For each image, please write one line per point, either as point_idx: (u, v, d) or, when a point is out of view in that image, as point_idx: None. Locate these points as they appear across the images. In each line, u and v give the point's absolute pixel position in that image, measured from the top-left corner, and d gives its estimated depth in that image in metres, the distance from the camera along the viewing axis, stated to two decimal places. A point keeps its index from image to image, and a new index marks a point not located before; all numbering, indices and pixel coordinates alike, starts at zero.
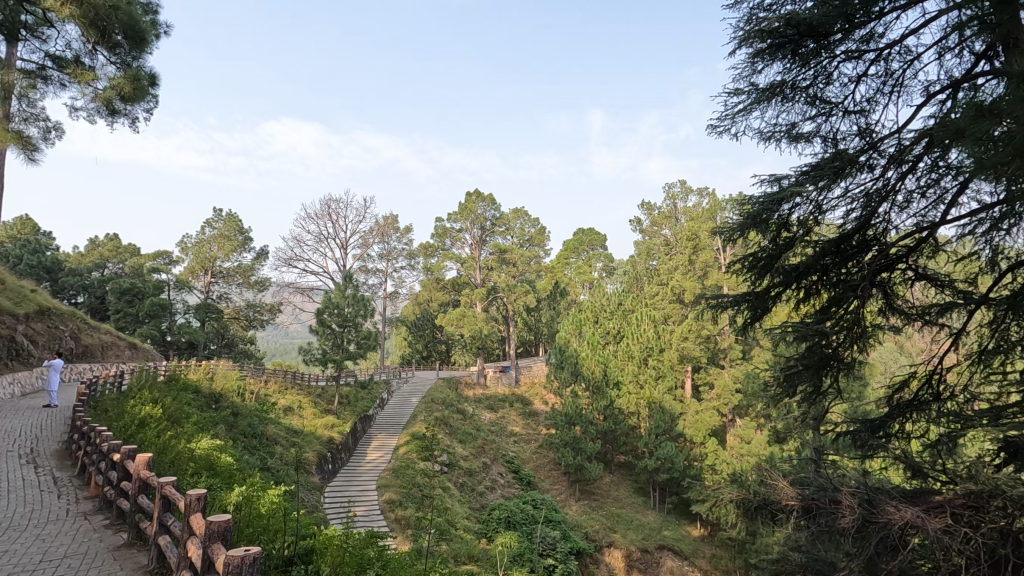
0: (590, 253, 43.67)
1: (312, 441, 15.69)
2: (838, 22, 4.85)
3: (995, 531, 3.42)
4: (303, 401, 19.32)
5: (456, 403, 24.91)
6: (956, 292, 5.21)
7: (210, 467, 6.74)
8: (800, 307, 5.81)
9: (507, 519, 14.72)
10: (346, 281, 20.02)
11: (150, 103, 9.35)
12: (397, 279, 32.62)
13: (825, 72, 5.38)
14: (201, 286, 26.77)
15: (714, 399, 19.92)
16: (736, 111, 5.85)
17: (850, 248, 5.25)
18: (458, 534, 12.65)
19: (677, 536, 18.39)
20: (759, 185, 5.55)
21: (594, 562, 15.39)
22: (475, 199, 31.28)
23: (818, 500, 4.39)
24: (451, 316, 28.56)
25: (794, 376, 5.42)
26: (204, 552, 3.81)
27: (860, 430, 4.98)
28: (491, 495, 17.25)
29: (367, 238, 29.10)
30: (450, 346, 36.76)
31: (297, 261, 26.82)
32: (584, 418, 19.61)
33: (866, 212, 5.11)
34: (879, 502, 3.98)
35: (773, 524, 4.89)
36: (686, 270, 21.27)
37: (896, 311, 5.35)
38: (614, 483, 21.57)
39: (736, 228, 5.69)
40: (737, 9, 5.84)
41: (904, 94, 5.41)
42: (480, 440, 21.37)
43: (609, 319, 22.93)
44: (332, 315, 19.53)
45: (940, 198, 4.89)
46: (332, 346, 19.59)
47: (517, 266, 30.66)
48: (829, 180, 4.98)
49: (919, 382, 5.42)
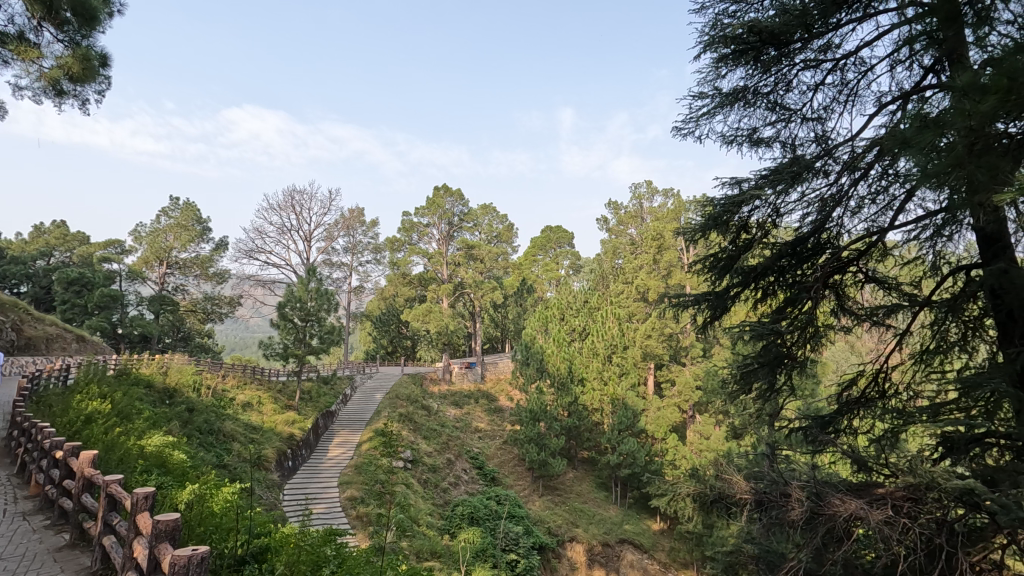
0: (557, 250, 44.02)
1: (271, 438, 15.30)
2: (797, 30, 5.00)
3: (932, 522, 3.60)
4: (263, 397, 18.84)
5: (420, 399, 24.69)
6: (901, 294, 5.43)
7: (162, 464, 6.51)
8: (757, 307, 5.98)
9: (471, 515, 14.66)
10: (310, 274, 19.60)
11: (101, 84, 8.92)
12: (362, 274, 32.19)
13: (785, 79, 5.56)
14: (154, 277, 25.72)
15: (675, 396, 20.39)
16: (700, 114, 5.99)
17: (806, 250, 5.45)
18: (421, 531, 12.64)
19: (637, 530, 18.74)
20: (721, 187, 5.69)
21: (556, 556, 15.67)
22: (443, 193, 30.95)
23: (770, 493, 4.52)
24: (417, 311, 28.32)
25: (750, 374, 5.59)
26: (150, 553, 3.68)
27: (811, 426, 5.18)
28: (455, 491, 17.25)
29: (332, 231, 28.54)
30: (415, 342, 36.47)
31: (258, 253, 26.13)
32: (548, 414, 19.75)
33: (821, 215, 5.29)
34: (825, 494, 4.10)
35: (728, 518, 5.01)
36: (650, 270, 21.79)
37: (847, 311, 5.53)
38: (577, 478, 21.87)
39: (697, 229, 5.83)
40: (703, 15, 5.97)
41: (857, 103, 5.64)
42: (445, 436, 21.27)
43: (575, 317, 23.12)
44: (294, 309, 19.04)
45: (889, 204, 5.10)
46: (294, 341, 19.17)
47: (484, 262, 30.89)
48: (786, 184, 5.16)
49: (866, 379, 5.63)
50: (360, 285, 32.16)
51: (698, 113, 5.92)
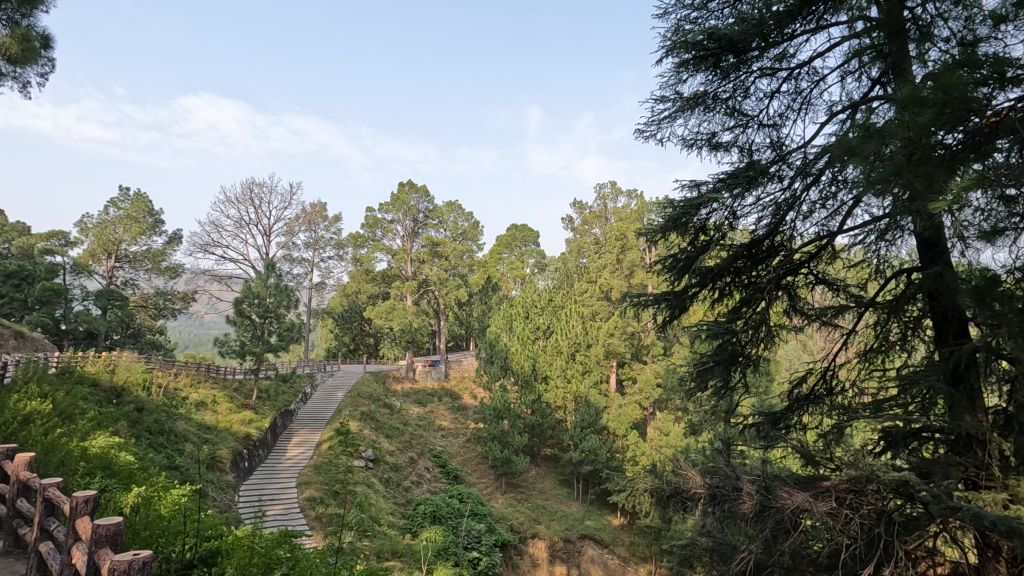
0: (522, 249, 44.24)
1: (227, 438, 14.83)
2: (755, 39, 5.16)
3: (872, 512, 3.77)
4: (218, 395, 18.22)
5: (383, 398, 24.36)
6: (848, 296, 5.67)
7: (106, 467, 6.24)
8: (714, 307, 6.15)
9: (433, 514, 14.57)
10: (269, 270, 19.08)
11: (44, 66, 8.46)
12: (324, 269, 31.55)
13: (743, 85, 5.72)
14: (102, 271, 24.52)
15: (636, 394, 20.75)
16: (662, 117, 6.12)
17: (760, 251, 5.62)
18: (382, 530, 12.53)
19: (598, 525, 18.98)
20: (680, 189, 5.82)
21: (518, 553, 15.77)
22: (408, 189, 30.57)
23: (722, 487, 4.65)
24: (380, 308, 27.93)
25: (706, 371, 5.76)
26: (89, 559, 3.52)
27: (764, 423, 5.41)
28: (417, 490, 17.13)
29: (292, 226, 27.86)
30: (378, 340, 36.00)
31: (215, 247, 25.28)
32: (511, 412, 19.84)
33: (774, 219, 5.48)
34: (774, 488, 4.25)
35: (683, 512, 5.13)
36: (614, 269, 22.11)
37: (798, 312, 5.73)
38: (539, 475, 22.01)
39: (657, 231, 5.94)
40: (665, 20, 6.09)
41: (810, 111, 5.86)
42: (407, 435, 21.06)
43: (540, 315, 22.94)
44: (252, 305, 18.47)
45: (837, 210, 5.32)
46: (252, 338, 18.58)
47: (449, 259, 30.72)
48: (742, 188, 5.33)
49: (814, 377, 5.86)
50: (322, 281, 31.52)
51: (660, 116, 6.05)
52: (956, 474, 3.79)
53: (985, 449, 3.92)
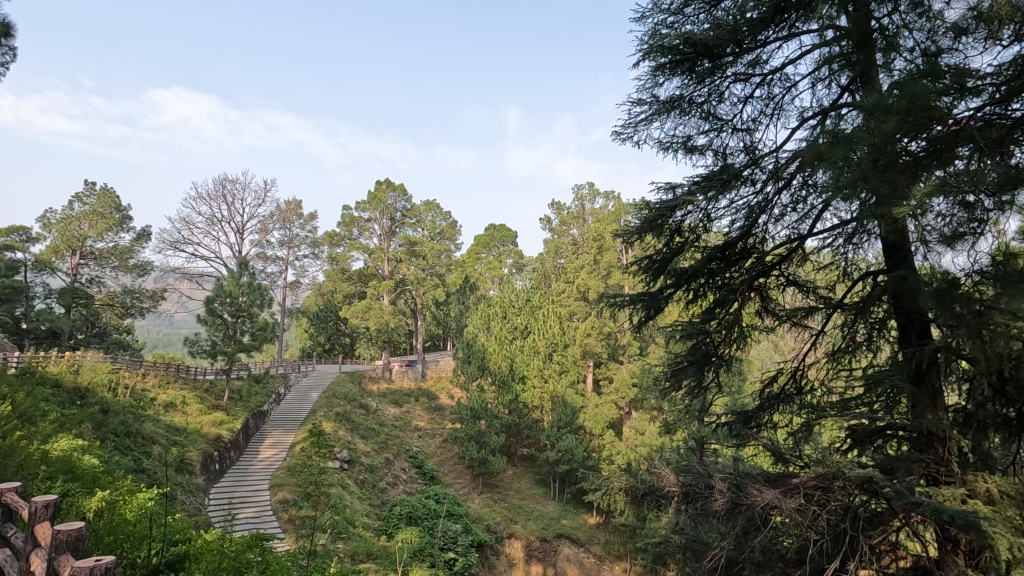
0: (500, 249, 44.28)
1: (197, 440, 14.49)
2: (729, 44, 5.26)
3: (840, 508, 3.84)
4: (188, 396, 17.77)
5: (359, 398, 24.11)
6: (818, 297, 5.81)
7: (68, 471, 6.04)
8: (689, 307, 6.24)
9: (409, 515, 14.46)
10: (242, 268, 18.71)
11: (5, 54, 8.15)
12: (299, 268, 31.06)
13: (718, 90, 5.83)
14: (66, 268, 23.71)
15: (613, 393, 20.96)
16: (639, 120, 6.19)
17: (734, 253, 5.72)
18: (357, 532, 12.40)
19: (574, 524, 19.09)
20: (656, 191, 5.90)
21: (494, 553, 15.76)
22: (385, 188, 30.27)
23: (695, 485, 4.73)
24: (356, 307, 27.58)
25: (680, 371, 5.85)
26: (49, 565, 3.40)
27: (736, 422, 5.52)
28: (393, 491, 16.99)
29: (266, 223, 27.35)
30: (354, 340, 35.60)
31: (185, 245, 24.67)
32: (488, 412, 19.83)
33: (747, 221, 5.58)
34: (745, 485, 4.32)
35: (657, 510, 5.19)
36: (591, 270, 22.31)
37: (770, 312, 5.84)
38: (516, 475, 22.04)
39: (634, 231, 6.00)
40: (642, 24, 6.17)
41: (782, 117, 5.99)
42: (383, 436, 20.87)
43: (517, 315, 22.84)
44: (224, 304, 18.08)
45: (807, 213, 5.45)
46: (223, 338, 18.18)
47: (427, 259, 30.52)
48: (716, 191, 5.43)
49: (785, 377, 5.99)
50: (296, 280, 31.03)
51: (637, 118, 6.12)
52: (917, 470, 3.93)
53: (945, 446, 4.08)
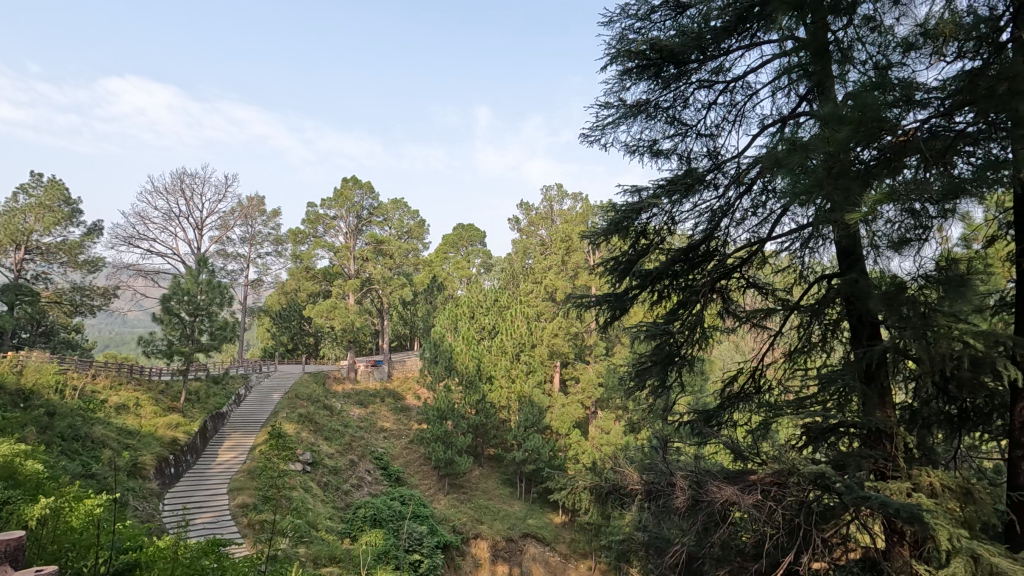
0: (468, 249, 44.21)
1: (151, 443, 13.95)
2: (694, 51, 5.37)
3: (795, 503, 3.96)
4: (141, 398, 17.07)
5: (323, 399, 23.67)
6: (776, 299, 6.00)
7: (9, 477, 5.72)
8: (653, 308, 6.34)
9: (373, 517, 14.27)
10: (201, 266, 18.13)
11: None
12: (261, 266, 30.29)
13: (682, 96, 5.95)
14: (10, 263, 22.17)
15: (579, 393, 21.18)
16: (606, 123, 6.27)
17: (697, 255, 5.84)
18: (320, 536, 12.18)
19: (540, 523, 19.20)
20: (622, 194, 5.98)
21: (460, 554, 15.71)
22: (352, 185, 29.77)
23: (657, 483, 4.79)
24: (321, 307, 27.00)
25: (644, 371, 5.95)
26: None
27: (698, 421, 5.66)
28: (358, 493, 16.74)
29: (227, 219, 26.54)
30: (318, 339, 34.89)
31: (140, 240, 23.72)
32: (455, 413, 19.74)
33: (710, 225, 5.72)
34: (705, 482, 4.40)
35: (621, 508, 5.25)
36: (559, 270, 22.56)
37: (731, 314, 5.98)
38: (483, 476, 22.01)
39: (600, 233, 6.07)
40: (610, 28, 6.24)
41: (744, 124, 6.16)
42: (348, 437, 20.52)
43: (485, 315, 22.57)
44: (181, 302, 17.46)
45: (767, 218, 5.62)
46: (180, 337, 17.55)
47: (394, 258, 30.19)
48: (680, 195, 5.54)
49: (744, 377, 6.17)
50: (259, 278, 30.24)
51: (604, 121, 6.20)
52: (866, 466, 4.10)
53: (892, 442, 4.27)
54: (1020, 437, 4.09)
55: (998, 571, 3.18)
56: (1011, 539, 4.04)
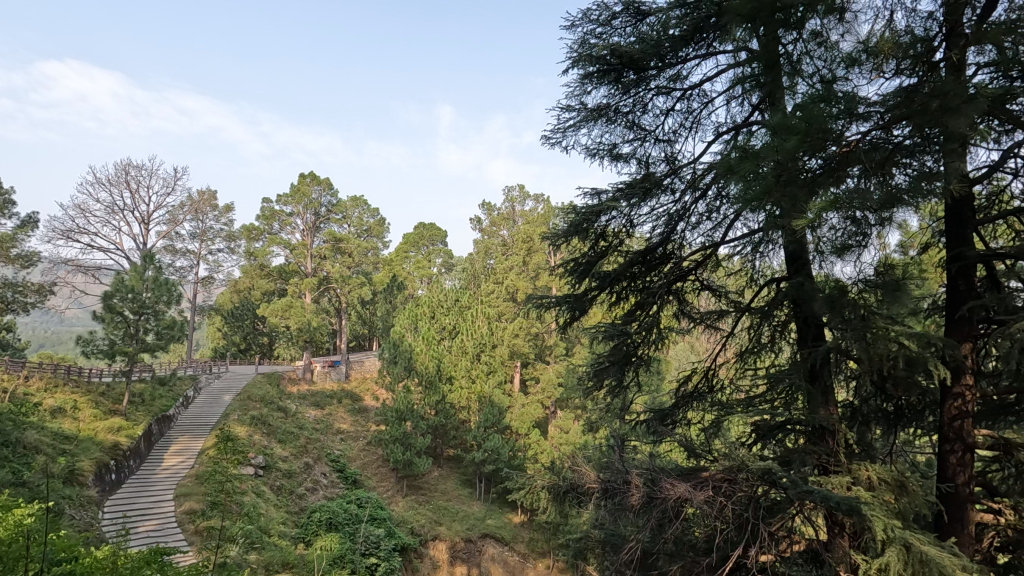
0: (429, 248, 43.89)
1: (90, 448, 13.22)
2: (653, 58, 5.50)
3: (744, 498, 4.10)
4: (80, 401, 16.15)
5: (276, 401, 23.01)
6: (728, 301, 6.21)
7: None
8: (611, 309, 6.44)
9: (329, 522, 13.97)
10: (146, 262, 17.35)
11: None
12: (212, 263, 29.22)
13: (642, 101, 6.08)
14: None
15: (539, 393, 21.34)
16: (567, 125, 6.33)
17: (654, 258, 5.97)
18: (272, 541, 11.84)
19: (499, 523, 19.22)
20: (582, 197, 6.06)
21: (418, 556, 15.54)
22: (309, 181, 29.03)
23: (614, 481, 4.87)
24: (275, 306, 26.22)
25: (602, 371, 6.04)
26: None
27: (653, 419, 5.79)
28: (312, 497, 16.34)
29: (176, 213, 25.45)
30: (273, 339, 33.84)
31: (80, 234, 22.45)
32: (414, 414, 19.53)
33: (667, 228, 5.86)
34: (659, 480, 4.50)
35: (578, 506, 5.31)
36: (520, 271, 22.71)
37: (686, 315, 6.14)
38: (442, 477, 21.88)
39: (560, 234, 6.12)
40: (572, 33, 6.31)
41: (699, 130, 6.34)
42: (303, 439, 20.02)
43: (446, 315, 22.31)
44: (124, 300, 16.64)
45: (720, 222, 5.80)
46: (123, 336, 16.67)
47: (353, 256, 29.61)
48: (639, 198, 5.66)
49: (698, 376, 6.35)
50: (209, 276, 29.17)
51: (565, 124, 6.26)
52: (811, 461, 4.28)
53: (834, 438, 4.46)
54: (948, 432, 4.37)
55: (928, 559, 3.39)
56: (940, 528, 4.32)
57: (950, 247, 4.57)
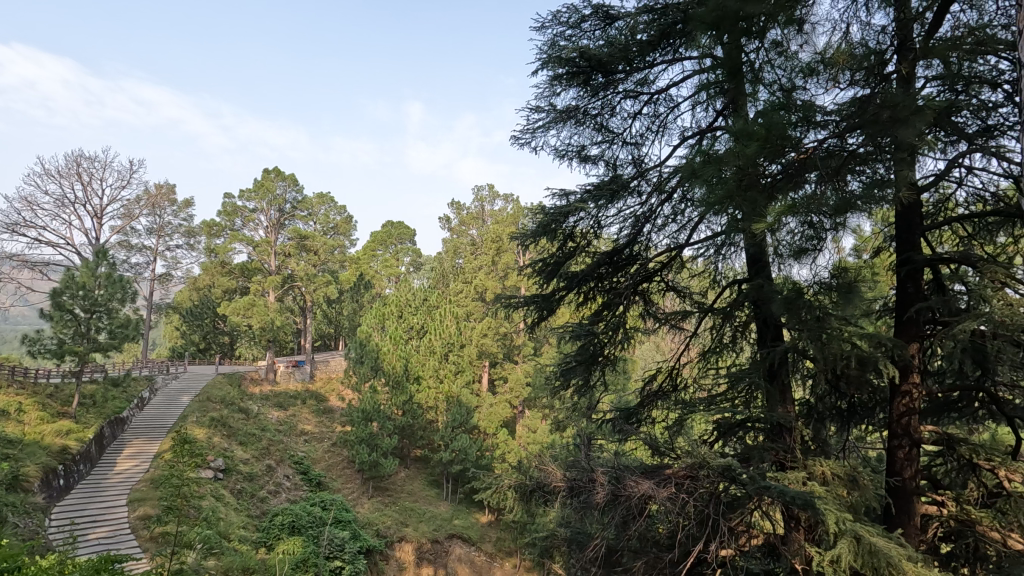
0: (397, 247, 43.47)
1: (36, 453, 12.58)
2: (621, 62, 5.59)
3: (706, 494, 4.18)
4: (25, 403, 15.36)
5: (238, 402, 22.41)
6: (692, 302, 6.33)
7: None
8: (578, 309, 6.49)
9: (292, 525, 13.68)
10: (99, 258, 16.66)
11: None
12: (170, 260, 28.26)
13: (610, 104, 6.15)
14: None
15: (507, 393, 21.39)
16: (536, 126, 6.37)
17: (621, 259, 6.05)
18: (232, 546, 11.52)
19: (466, 524, 19.16)
20: (551, 198, 6.10)
21: (384, 558, 15.36)
22: (274, 177, 28.33)
23: (580, 479, 4.91)
24: (237, 304, 25.48)
25: (569, 371, 6.10)
26: None
27: (619, 418, 5.89)
28: (275, 500, 15.94)
29: (131, 208, 24.48)
30: (234, 338, 32.88)
31: (26, 228, 21.35)
32: (381, 414, 19.32)
33: (633, 230, 5.95)
34: (623, 478, 4.56)
35: (544, 505, 5.34)
36: (489, 271, 22.75)
37: (651, 315, 6.25)
38: (408, 477, 21.72)
39: (529, 234, 6.15)
40: (542, 34, 6.35)
41: (666, 134, 6.46)
42: (265, 441, 19.54)
43: (414, 314, 22.07)
44: (75, 298, 15.92)
45: (685, 225, 5.92)
46: (73, 336, 15.92)
47: (319, 254, 29.02)
48: (606, 200, 5.73)
49: (662, 375, 6.47)
50: (167, 273, 28.19)
51: (535, 125, 6.30)
52: (769, 457, 4.42)
53: (791, 435, 4.62)
54: (897, 428, 4.58)
55: (877, 550, 3.54)
56: (889, 520, 4.52)
57: (900, 251, 4.80)
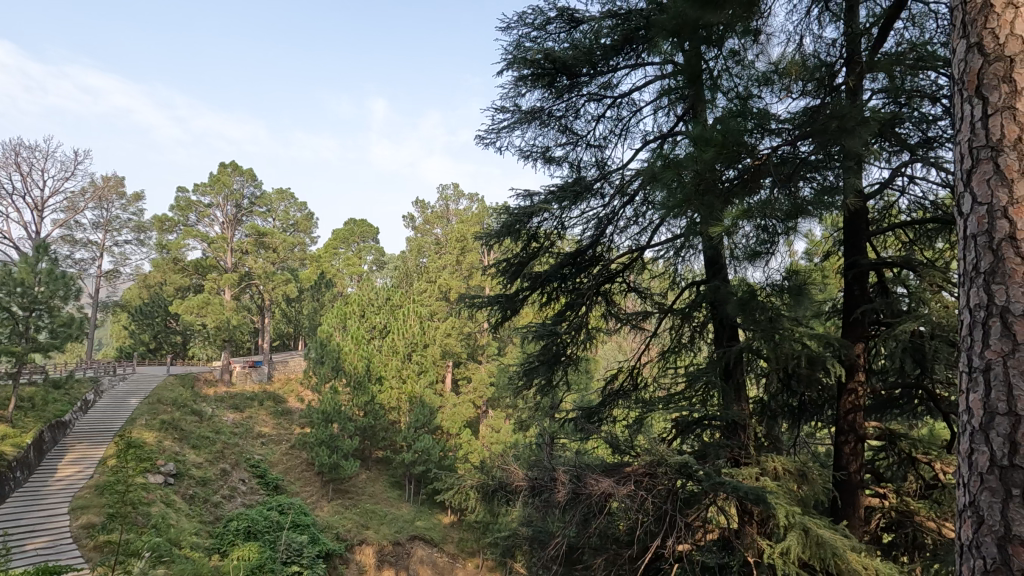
0: (360, 245, 42.77)
1: None
2: (585, 65, 5.66)
3: (664, 490, 4.26)
4: None
5: (191, 404, 21.62)
6: (653, 302, 6.45)
7: None
8: (541, 309, 6.54)
9: (247, 529, 13.27)
10: (40, 253, 15.80)
11: None
12: (118, 256, 27.04)
13: (574, 107, 6.22)
14: None
15: (470, 393, 21.35)
16: (501, 127, 6.39)
17: (583, 260, 6.12)
18: (183, 554, 11.09)
19: (429, 525, 19.00)
20: (515, 198, 6.13)
21: (343, 562, 15.07)
22: (231, 171, 27.45)
23: (541, 479, 4.92)
24: (189, 302, 24.52)
25: (532, 371, 6.15)
26: None
27: (580, 417, 5.96)
28: (230, 505, 15.43)
29: (76, 200, 23.31)
30: (187, 338, 31.66)
31: None
32: (342, 416, 18.98)
33: (596, 231, 6.04)
34: (584, 476, 4.60)
35: (507, 504, 5.35)
36: (453, 270, 22.68)
37: (613, 315, 6.35)
38: (370, 479, 21.42)
39: (493, 234, 6.18)
40: (507, 34, 6.36)
41: (628, 137, 6.57)
42: (220, 444, 18.90)
43: (376, 313, 21.71)
44: (12, 295, 15.05)
45: (646, 226, 6.03)
46: (11, 335, 15.04)
47: (278, 252, 28.03)
48: (569, 201, 5.80)
49: (623, 375, 6.57)
50: (114, 269, 26.95)
51: (500, 125, 6.31)
52: (724, 454, 4.56)
53: (745, 432, 4.77)
54: (843, 424, 4.77)
55: (823, 541, 3.70)
56: (835, 512, 4.73)
57: (848, 255, 5.02)
